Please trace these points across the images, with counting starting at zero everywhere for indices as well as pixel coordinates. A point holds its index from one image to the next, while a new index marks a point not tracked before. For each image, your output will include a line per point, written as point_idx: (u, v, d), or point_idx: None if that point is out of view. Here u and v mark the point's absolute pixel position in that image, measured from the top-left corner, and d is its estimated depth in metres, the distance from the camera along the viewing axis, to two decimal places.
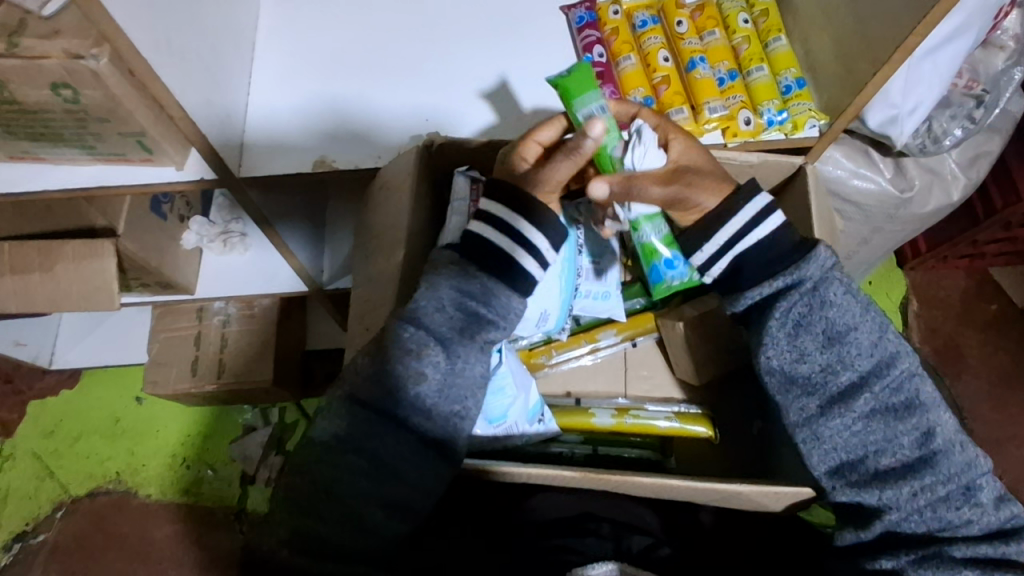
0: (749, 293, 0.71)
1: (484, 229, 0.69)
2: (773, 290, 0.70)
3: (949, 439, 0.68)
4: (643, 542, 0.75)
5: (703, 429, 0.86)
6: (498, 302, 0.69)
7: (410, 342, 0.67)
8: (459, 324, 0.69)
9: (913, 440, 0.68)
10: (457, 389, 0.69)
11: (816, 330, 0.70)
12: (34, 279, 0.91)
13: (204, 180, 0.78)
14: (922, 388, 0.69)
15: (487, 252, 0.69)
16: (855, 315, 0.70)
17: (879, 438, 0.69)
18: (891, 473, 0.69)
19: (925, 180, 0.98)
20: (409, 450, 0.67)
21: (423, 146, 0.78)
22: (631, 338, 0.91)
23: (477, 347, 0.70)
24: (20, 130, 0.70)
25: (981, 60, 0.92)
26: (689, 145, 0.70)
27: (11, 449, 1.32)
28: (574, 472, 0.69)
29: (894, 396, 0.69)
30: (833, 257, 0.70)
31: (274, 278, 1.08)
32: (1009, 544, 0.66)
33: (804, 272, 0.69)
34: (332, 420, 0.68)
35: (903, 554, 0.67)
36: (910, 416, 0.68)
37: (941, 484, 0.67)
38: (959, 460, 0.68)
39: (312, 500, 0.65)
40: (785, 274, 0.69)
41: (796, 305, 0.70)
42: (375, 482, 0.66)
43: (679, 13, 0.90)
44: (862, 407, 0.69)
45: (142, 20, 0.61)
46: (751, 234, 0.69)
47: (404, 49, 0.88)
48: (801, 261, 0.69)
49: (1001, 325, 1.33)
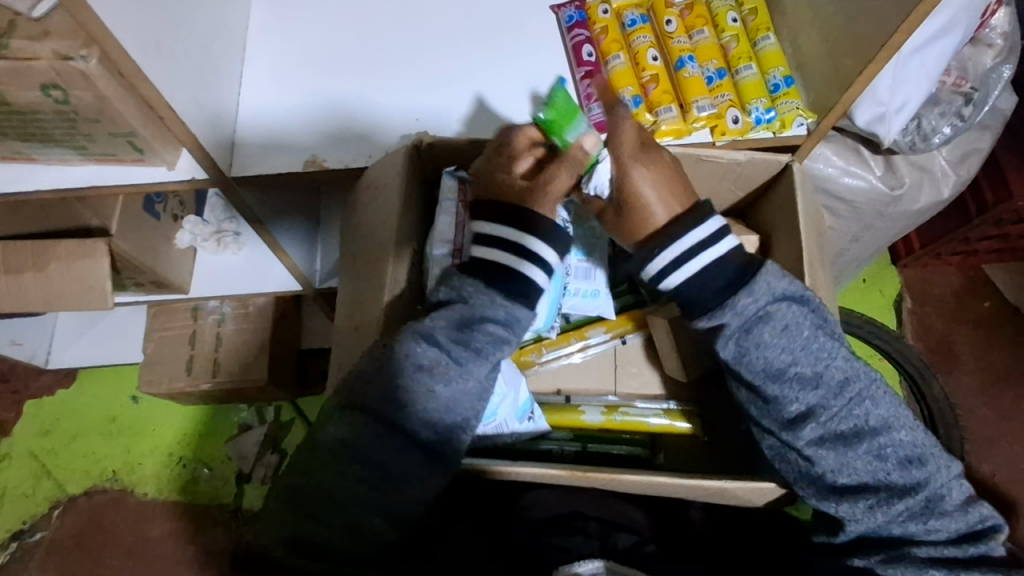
0: (704, 318, 0.71)
1: (492, 250, 0.70)
2: (714, 325, 0.71)
3: (903, 456, 0.69)
4: (630, 540, 0.75)
5: (688, 425, 0.87)
6: (519, 321, 0.71)
7: (422, 357, 0.69)
8: (462, 335, 0.70)
9: (867, 462, 0.68)
10: (461, 400, 0.70)
11: (756, 366, 0.70)
12: (26, 279, 0.92)
13: (196, 180, 0.78)
14: (871, 412, 0.69)
15: (496, 270, 0.70)
16: (796, 349, 0.69)
17: (832, 462, 0.68)
18: (849, 489, 0.69)
19: (915, 177, 0.99)
20: (405, 455, 0.67)
21: (412, 146, 0.79)
22: (621, 336, 0.92)
23: (482, 361, 0.70)
24: (11, 130, 0.71)
25: (968, 57, 0.93)
26: (646, 171, 0.70)
27: (8, 449, 1.32)
28: (559, 470, 0.70)
29: (843, 423, 0.69)
30: (769, 293, 0.69)
31: (269, 277, 1.09)
32: (978, 546, 0.68)
33: (729, 317, 0.69)
34: (335, 425, 0.68)
35: (874, 555, 0.68)
36: (860, 442, 0.68)
37: (897, 497, 0.68)
38: (917, 473, 0.69)
39: (312, 505, 0.65)
40: (716, 315, 0.70)
41: (732, 344, 0.70)
42: (373, 489, 0.66)
43: (668, 12, 0.90)
44: (811, 436, 0.69)
45: (131, 22, 0.62)
46: (696, 256, 0.69)
47: (396, 49, 0.88)
48: (723, 305, 0.69)
49: (994, 321, 1.34)
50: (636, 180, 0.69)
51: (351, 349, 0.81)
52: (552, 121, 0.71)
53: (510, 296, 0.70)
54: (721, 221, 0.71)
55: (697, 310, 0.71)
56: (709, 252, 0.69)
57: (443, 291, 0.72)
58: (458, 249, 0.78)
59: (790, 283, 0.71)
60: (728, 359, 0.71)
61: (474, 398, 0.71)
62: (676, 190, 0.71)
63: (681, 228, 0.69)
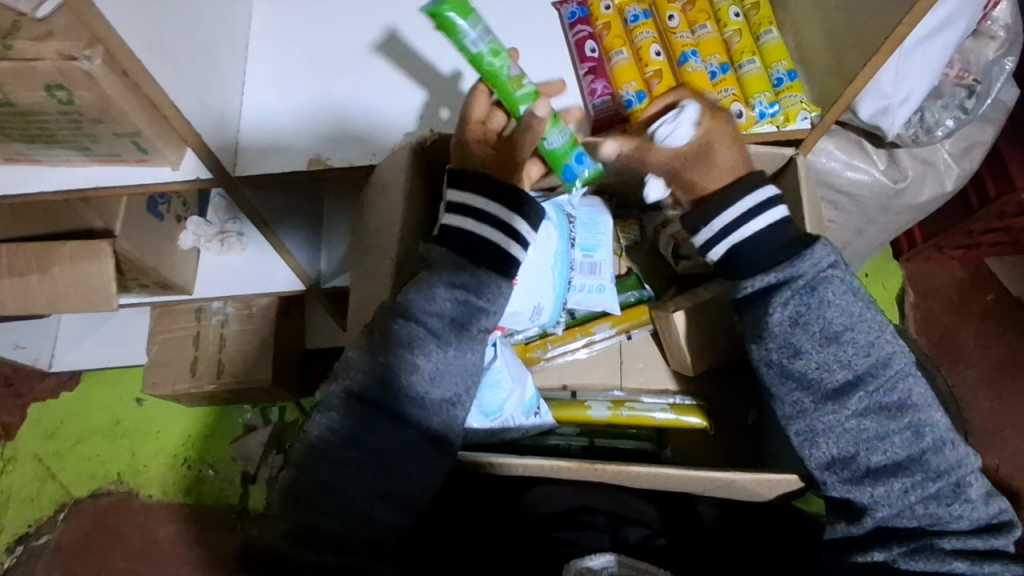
0: (761, 276, 0.70)
1: (468, 221, 0.70)
2: (774, 282, 0.70)
3: (938, 437, 0.69)
4: (640, 533, 0.76)
5: (699, 419, 0.87)
6: (492, 289, 0.70)
7: (405, 335, 0.68)
8: (451, 321, 0.70)
9: (904, 439, 0.68)
10: (448, 375, 0.69)
11: (813, 329, 0.69)
12: (32, 281, 0.92)
13: (200, 180, 0.78)
14: (914, 388, 0.69)
15: (476, 245, 0.70)
16: (853, 315, 0.69)
17: (872, 436, 0.68)
18: (883, 469, 0.69)
19: (919, 170, 0.99)
20: (412, 444, 0.67)
21: (417, 142, 0.79)
22: (627, 330, 0.91)
23: (472, 341, 0.71)
24: (15, 132, 0.71)
25: (971, 50, 0.93)
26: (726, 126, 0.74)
27: (13, 452, 1.32)
28: (568, 463, 0.70)
29: (887, 396, 0.69)
30: (830, 258, 0.70)
31: (273, 277, 1.09)
32: (998, 538, 0.67)
33: (807, 267, 0.69)
34: (328, 413, 0.68)
35: (895, 547, 0.67)
36: (903, 415, 0.68)
37: (931, 480, 0.68)
38: (950, 456, 0.68)
39: (312, 494, 0.65)
40: (792, 265, 0.69)
41: (792, 304, 0.69)
42: (375, 477, 0.66)
43: (671, 7, 0.90)
44: (856, 406, 0.69)
45: (134, 22, 0.62)
46: (767, 215, 0.71)
47: (397, 47, 0.88)
48: (796, 257, 0.69)
49: (997, 315, 1.34)
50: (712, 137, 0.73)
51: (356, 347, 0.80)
52: (444, 18, 0.63)
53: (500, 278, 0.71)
54: (779, 192, 0.72)
55: (748, 272, 0.71)
56: (775, 210, 0.71)
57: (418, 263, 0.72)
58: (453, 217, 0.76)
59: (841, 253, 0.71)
60: (782, 320, 0.70)
61: (471, 375, 0.71)
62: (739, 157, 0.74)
63: (752, 183, 0.72)
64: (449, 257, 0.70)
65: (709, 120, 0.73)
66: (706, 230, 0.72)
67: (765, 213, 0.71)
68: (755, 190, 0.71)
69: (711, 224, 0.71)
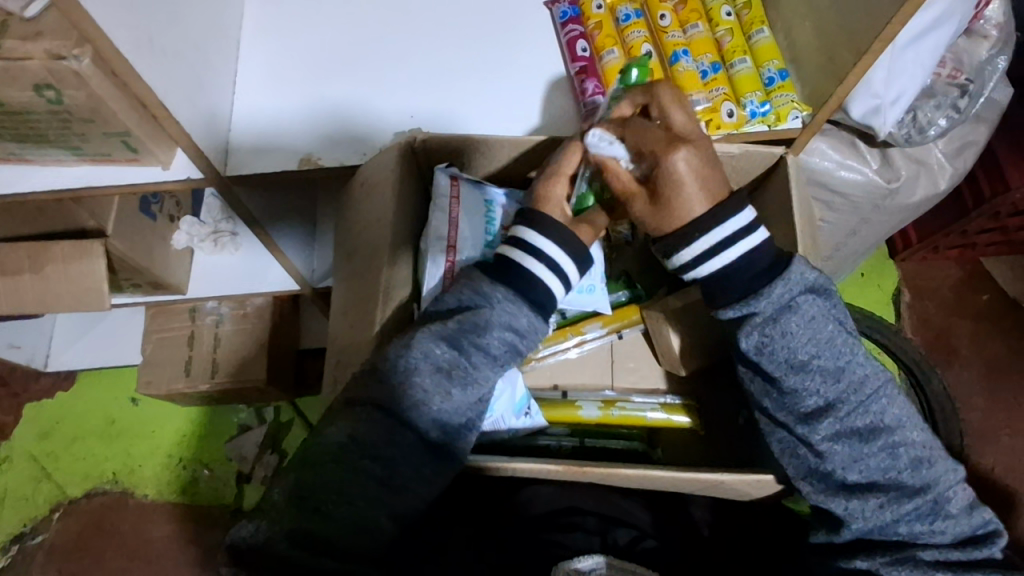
0: (731, 307, 0.68)
1: (502, 247, 0.72)
2: (739, 314, 0.68)
3: (914, 456, 0.68)
4: (628, 535, 0.77)
5: (688, 418, 0.87)
6: (523, 335, 0.70)
7: (425, 357, 0.67)
8: (468, 345, 0.68)
9: (881, 460, 0.68)
10: (460, 404, 0.68)
11: (779, 357, 0.68)
12: (24, 280, 0.91)
13: (191, 179, 0.78)
14: (887, 410, 0.68)
15: (499, 268, 0.71)
16: (821, 342, 0.67)
17: (845, 457, 0.68)
18: (858, 486, 0.69)
19: (911, 169, 0.99)
20: (421, 461, 0.66)
21: (406, 142, 0.79)
22: (618, 330, 0.90)
23: (488, 371, 0.69)
24: (5, 131, 0.71)
25: (964, 49, 0.93)
26: (694, 177, 0.65)
27: (8, 452, 1.32)
28: (557, 466, 0.70)
29: (859, 419, 0.68)
30: (802, 283, 0.67)
31: (267, 276, 1.10)
32: (980, 550, 0.67)
33: (764, 303, 0.67)
34: (344, 423, 0.66)
35: (878, 556, 0.67)
36: (876, 438, 0.68)
37: (907, 497, 0.67)
38: (927, 474, 0.68)
39: (321, 500, 0.62)
40: (750, 302, 0.67)
41: (756, 334, 0.68)
42: (381, 488, 0.64)
43: (662, 6, 0.90)
44: (827, 431, 0.68)
45: (122, 20, 0.61)
46: (734, 247, 0.66)
47: (388, 47, 0.89)
48: (758, 292, 0.67)
49: (993, 314, 1.34)
50: (677, 162, 0.64)
51: (347, 347, 0.80)
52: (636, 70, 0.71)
53: (516, 293, 0.70)
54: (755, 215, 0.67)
55: (725, 297, 0.69)
56: (747, 238, 0.67)
57: (454, 295, 0.71)
58: (453, 246, 0.79)
59: (818, 275, 0.69)
60: (749, 349, 0.69)
61: (481, 399, 0.70)
62: (711, 184, 0.66)
63: (724, 210, 0.66)
64: (476, 278, 0.71)
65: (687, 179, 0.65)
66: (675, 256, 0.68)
67: (736, 244, 0.66)
68: (727, 216, 0.66)
69: (681, 250, 0.67)
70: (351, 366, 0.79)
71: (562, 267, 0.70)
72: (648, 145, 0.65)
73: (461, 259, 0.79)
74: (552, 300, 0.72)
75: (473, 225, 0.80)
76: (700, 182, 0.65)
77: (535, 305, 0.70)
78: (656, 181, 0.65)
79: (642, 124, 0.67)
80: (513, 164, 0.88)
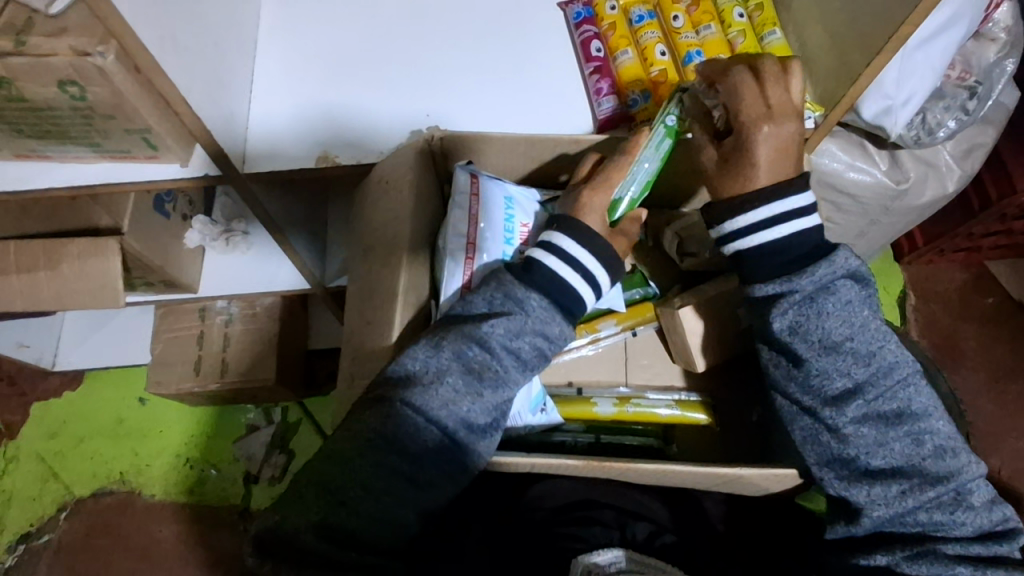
0: (764, 284, 0.70)
1: (539, 253, 0.72)
2: (775, 292, 0.70)
3: (938, 445, 0.69)
4: (647, 529, 0.77)
5: (703, 415, 0.88)
6: (554, 332, 0.71)
7: (468, 339, 0.68)
8: (510, 331, 0.69)
9: (904, 446, 0.68)
10: (491, 391, 0.68)
11: (812, 338, 0.69)
12: (39, 277, 0.92)
13: (208, 176, 0.79)
14: (915, 398, 0.69)
15: (528, 267, 0.72)
16: (855, 325, 0.69)
17: (870, 442, 0.68)
18: (881, 472, 0.69)
19: (920, 171, 1.00)
20: (447, 456, 0.66)
21: (425, 140, 0.81)
22: (631, 328, 0.90)
23: (521, 362, 0.70)
24: (27, 128, 0.71)
25: (972, 51, 0.94)
26: (767, 148, 0.69)
27: (16, 451, 1.32)
28: (576, 461, 0.69)
29: (887, 404, 0.69)
30: (845, 268, 0.69)
31: (278, 275, 1.11)
32: (1001, 544, 0.67)
33: (805, 282, 0.68)
34: (375, 417, 0.65)
35: (898, 551, 0.67)
36: (902, 423, 0.68)
37: (930, 485, 0.67)
38: (950, 464, 0.68)
39: (346, 492, 0.63)
40: (790, 280, 0.69)
41: (790, 313, 0.69)
42: (409, 482, 0.65)
43: (675, 8, 0.91)
44: (854, 413, 0.69)
45: (147, 18, 0.62)
46: (795, 223, 0.69)
47: (405, 49, 0.90)
48: (797, 273, 0.69)
49: (999, 318, 1.34)
50: (757, 133, 0.68)
51: (364, 343, 0.81)
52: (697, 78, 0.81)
53: (550, 302, 0.71)
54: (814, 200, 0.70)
55: (759, 276, 0.71)
56: (807, 218, 0.70)
57: (495, 284, 0.72)
58: (471, 243, 0.80)
59: (858, 262, 0.70)
60: (781, 329, 0.70)
61: (508, 400, 0.70)
62: (783, 162, 0.70)
63: (789, 188, 0.69)
64: (505, 280, 0.72)
65: (760, 146, 0.69)
66: (724, 226, 0.71)
67: (791, 221, 0.69)
68: (790, 195, 0.69)
69: (735, 219, 0.70)
70: (368, 363, 0.79)
71: (591, 273, 0.72)
72: (741, 108, 0.69)
73: (480, 259, 0.79)
74: (582, 307, 0.73)
75: (491, 221, 0.80)
76: (776, 157, 0.69)
77: (564, 309, 0.71)
78: (734, 146, 0.70)
79: (739, 84, 0.69)
80: (527, 163, 0.88)
